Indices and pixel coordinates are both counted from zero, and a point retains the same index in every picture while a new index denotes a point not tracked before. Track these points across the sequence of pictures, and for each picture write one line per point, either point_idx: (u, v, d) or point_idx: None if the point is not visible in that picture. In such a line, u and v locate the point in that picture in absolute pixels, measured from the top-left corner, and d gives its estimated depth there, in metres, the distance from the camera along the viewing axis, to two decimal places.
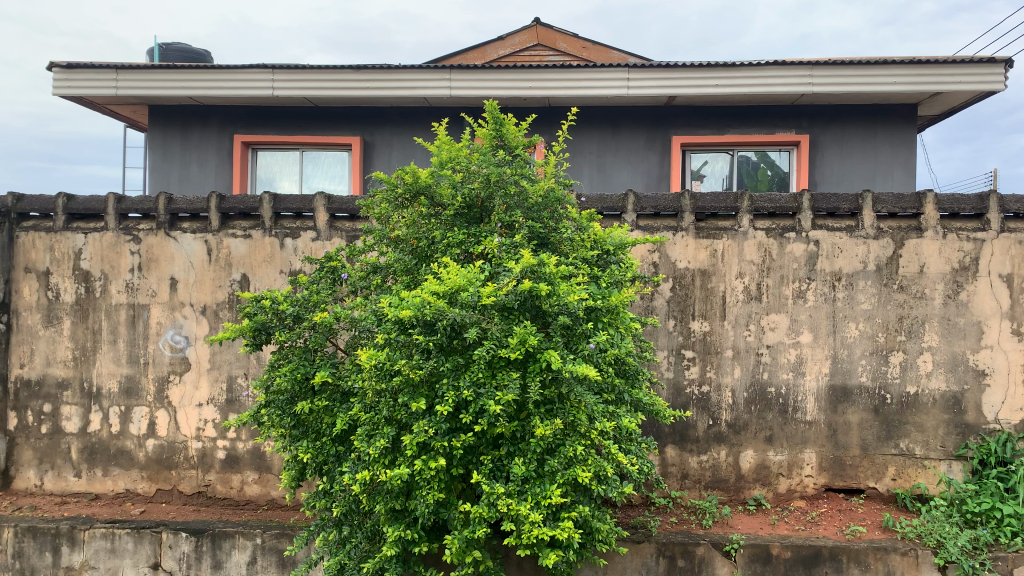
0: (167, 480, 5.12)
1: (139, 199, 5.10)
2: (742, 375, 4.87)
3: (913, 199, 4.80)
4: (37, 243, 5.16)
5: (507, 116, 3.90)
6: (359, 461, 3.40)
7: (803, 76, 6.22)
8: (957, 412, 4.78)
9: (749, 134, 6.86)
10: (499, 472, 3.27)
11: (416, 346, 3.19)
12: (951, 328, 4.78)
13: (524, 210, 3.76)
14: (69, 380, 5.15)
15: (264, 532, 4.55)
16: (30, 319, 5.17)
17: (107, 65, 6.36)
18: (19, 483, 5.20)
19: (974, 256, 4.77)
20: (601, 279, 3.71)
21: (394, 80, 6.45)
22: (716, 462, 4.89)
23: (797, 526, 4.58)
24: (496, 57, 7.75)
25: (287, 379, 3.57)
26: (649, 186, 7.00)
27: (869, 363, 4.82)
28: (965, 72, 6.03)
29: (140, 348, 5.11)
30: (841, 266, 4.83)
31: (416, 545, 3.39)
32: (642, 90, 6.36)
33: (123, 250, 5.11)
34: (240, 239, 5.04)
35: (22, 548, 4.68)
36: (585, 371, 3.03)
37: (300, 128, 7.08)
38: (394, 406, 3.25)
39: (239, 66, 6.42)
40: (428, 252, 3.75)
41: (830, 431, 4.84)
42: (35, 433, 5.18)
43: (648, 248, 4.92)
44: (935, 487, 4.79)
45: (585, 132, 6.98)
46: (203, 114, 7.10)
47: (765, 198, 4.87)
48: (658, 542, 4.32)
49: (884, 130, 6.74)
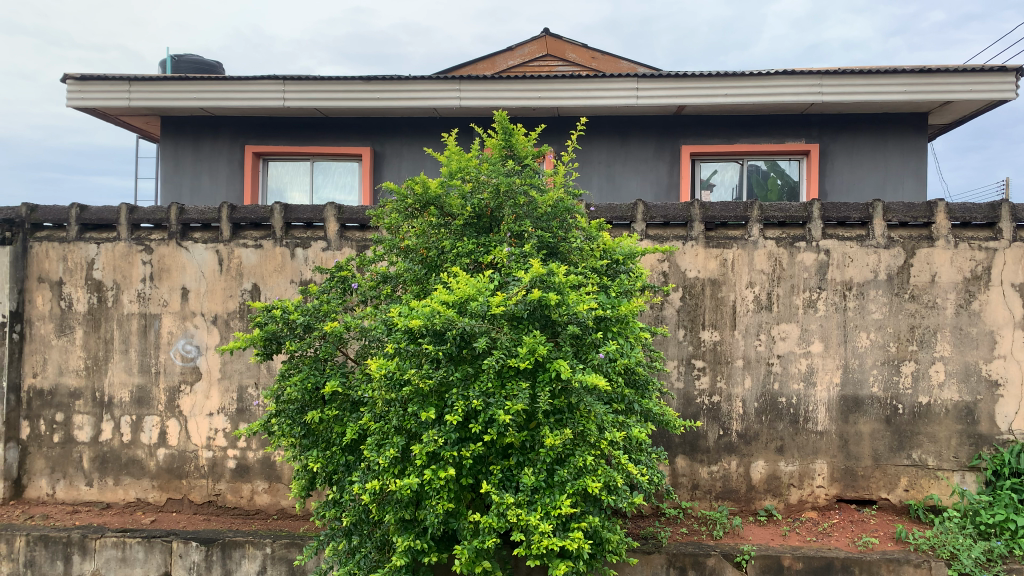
0: (178, 489, 5.13)
1: (152, 209, 5.14)
2: (752, 385, 4.85)
3: (924, 208, 4.77)
4: (50, 253, 5.21)
5: (516, 126, 3.89)
6: (369, 470, 3.40)
7: (812, 85, 6.23)
8: (970, 423, 4.74)
9: (759, 143, 6.86)
10: (509, 482, 3.25)
11: (426, 356, 3.18)
12: (964, 338, 4.75)
13: (533, 220, 3.77)
14: (81, 390, 5.18)
15: (274, 542, 4.56)
16: (43, 329, 5.22)
17: (120, 77, 6.44)
18: (31, 492, 5.23)
19: (987, 265, 4.74)
20: (610, 288, 3.72)
21: (404, 90, 6.50)
22: (727, 472, 4.85)
23: (809, 537, 4.55)
24: (506, 68, 7.82)
25: (298, 388, 3.58)
26: (658, 196, 7.00)
27: (881, 373, 4.79)
28: (976, 81, 5.99)
29: (152, 357, 5.14)
30: (852, 275, 4.82)
31: (426, 555, 3.39)
32: (652, 99, 6.39)
33: (134, 260, 5.16)
34: (252, 248, 5.08)
35: (33, 556, 4.69)
36: (595, 381, 3.03)
37: (311, 138, 7.14)
38: (403, 415, 3.25)
39: (250, 77, 6.48)
40: (437, 262, 3.78)
41: (841, 442, 4.81)
42: (47, 442, 5.21)
43: (658, 257, 4.90)
44: (948, 498, 4.73)
45: (594, 141, 7.00)
46: (215, 124, 7.16)
47: (775, 208, 4.87)
48: (670, 552, 4.30)
49: (895, 139, 6.72)
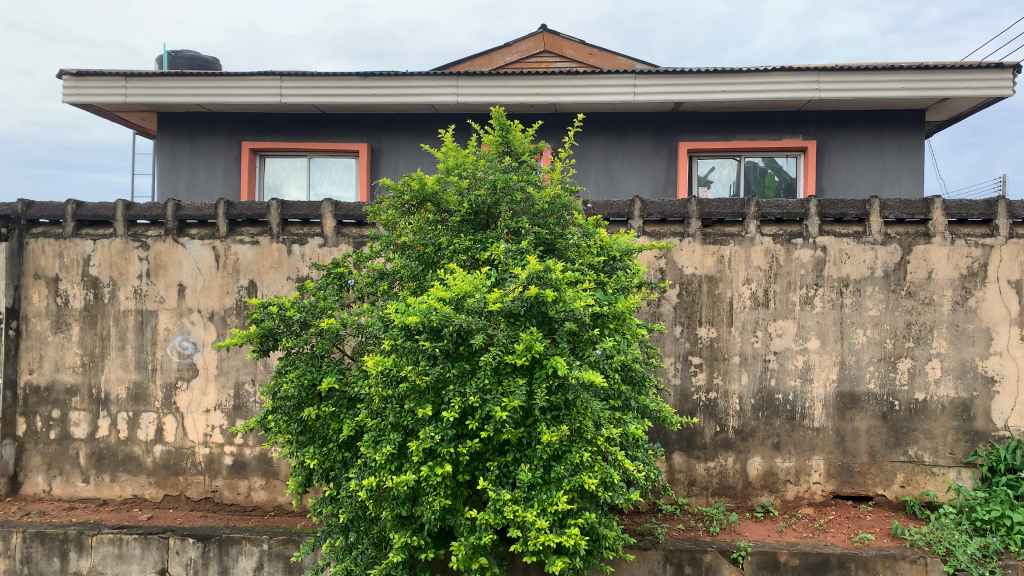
0: (175, 486, 5.13)
1: (148, 206, 5.12)
2: (749, 381, 4.85)
3: (921, 205, 4.77)
4: (46, 250, 5.20)
5: (513, 122, 3.89)
6: (366, 467, 3.39)
7: (810, 82, 6.22)
8: (966, 419, 4.75)
9: (756, 140, 6.85)
10: (505, 478, 3.26)
11: (422, 353, 3.18)
12: (960, 334, 4.76)
13: (530, 217, 3.76)
14: (77, 386, 5.17)
15: (271, 538, 4.57)
16: (40, 325, 5.21)
17: (115, 73, 6.42)
18: (27, 488, 5.22)
19: (983, 262, 4.75)
20: (607, 284, 3.70)
21: (401, 87, 6.48)
22: (723, 468, 4.86)
23: (805, 533, 4.57)
24: (503, 64, 7.80)
25: (294, 385, 3.58)
26: (656, 193, 6.99)
27: (877, 369, 4.80)
28: (973, 77, 5.99)
29: (148, 354, 5.13)
30: (849, 272, 4.82)
31: (422, 552, 3.40)
32: (649, 96, 6.38)
33: (131, 257, 5.15)
34: (248, 245, 5.07)
35: (30, 553, 4.69)
36: (591, 377, 3.03)
37: (308, 135, 7.12)
38: (400, 412, 3.25)
39: (247, 73, 6.46)
40: (434, 259, 3.75)
41: (838, 438, 4.82)
42: (44, 438, 5.21)
43: (655, 254, 4.90)
44: (944, 494, 4.73)
45: (592, 138, 6.99)
46: (212, 121, 7.14)
47: (772, 204, 4.86)
48: (666, 548, 4.31)
49: (892, 136, 6.72)
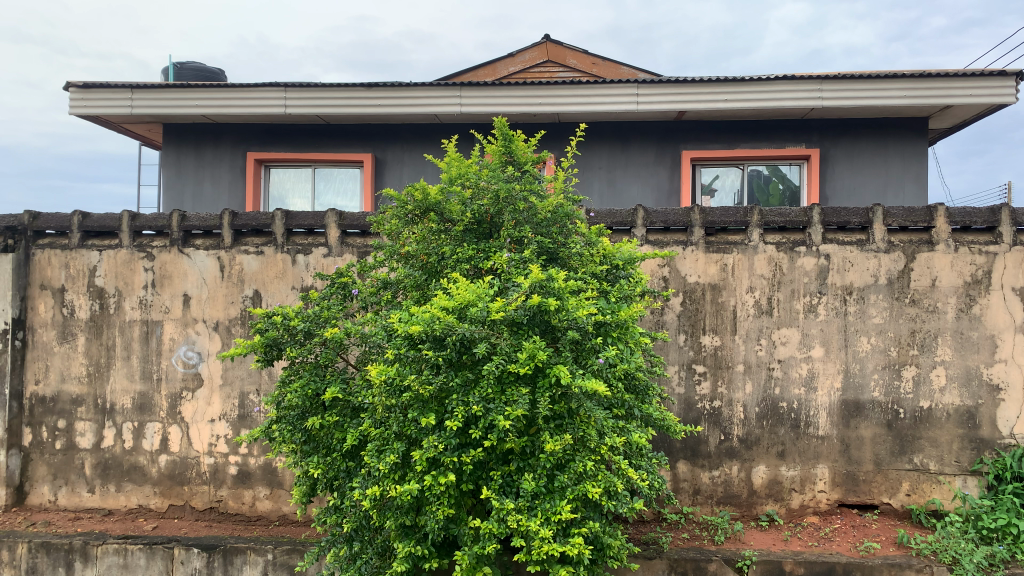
0: (179, 495, 5.14)
1: (153, 217, 5.17)
2: (754, 390, 4.84)
3: (924, 213, 4.78)
4: (52, 261, 5.24)
5: (517, 132, 3.92)
6: (370, 476, 3.39)
7: (813, 90, 6.26)
8: (971, 427, 4.73)
9: (759, 148, 6.88)
10: (508, 487, 3.24)
11: (425, 362, 3.19)
12: (964, 342, 4.75)
13: (533, 226, 3.77)
14: (83, 397, 5.20)
15: (275, 548, 4.57)
16: (45, 336, 5.24)
17: (122, 84, 6.48)
18: (32, 499, 5.24)
19: (987, 269, 4.74)
20: (610, 293, 3.72)
21: (405, 97, 6.53)
22: (728, 477, 4.85)
23: (810, 542, 4.53)
24: (507, 74, 7.86)
25: (298, 395, 3.59)
26: (660, 202, 7.02)
27: (881, 377, 4.79)
28: (975, 85, 6.00)
29: (153, 364, 5.16)
30: (852, 279, 4.82)
31: (426, 561, 3.37)
32: (653, 105, 6.41)
33: (137, 267, 5.19)
34: (252, 255, 5.10)
35: (35, 563, 4.71)
36: (595, 386, 3.02)
37: (313, 145, 7.17)
38: (403, 422, 3.25)
39: (252, 84, 6.52)
40: (438, 268, 3.76)
41: (842, 446, 4.80)
42: (49, 448, 5.23)
43: (659, 262, 4.92)
44: (950, 502, 4.71)
45: (594, 147, 7.03)
46: (217, 132, 7.21)
47: (775, 212, 4.87)
48: (670, 557, 4.29)
49: (895, 144, 6.73)
